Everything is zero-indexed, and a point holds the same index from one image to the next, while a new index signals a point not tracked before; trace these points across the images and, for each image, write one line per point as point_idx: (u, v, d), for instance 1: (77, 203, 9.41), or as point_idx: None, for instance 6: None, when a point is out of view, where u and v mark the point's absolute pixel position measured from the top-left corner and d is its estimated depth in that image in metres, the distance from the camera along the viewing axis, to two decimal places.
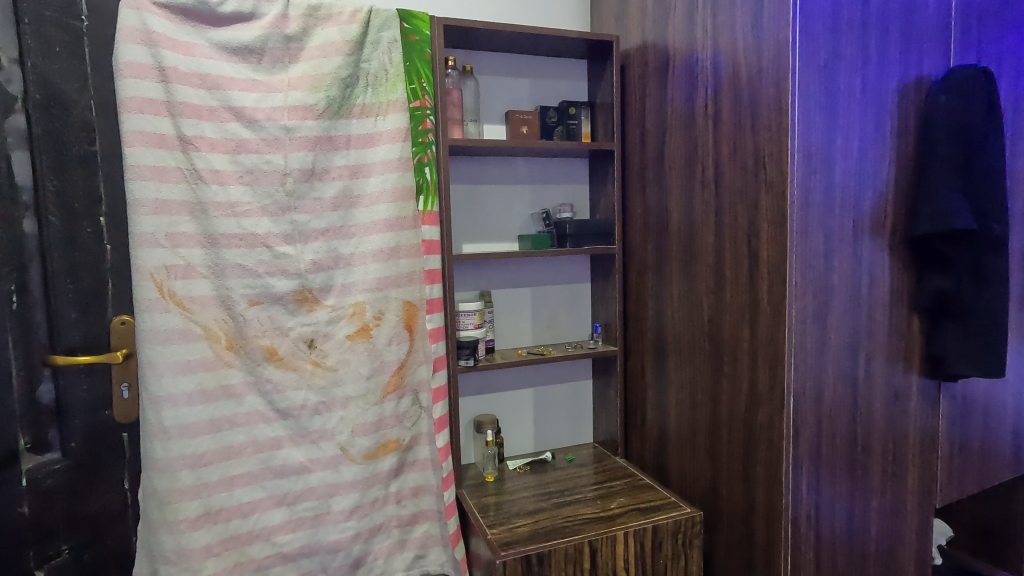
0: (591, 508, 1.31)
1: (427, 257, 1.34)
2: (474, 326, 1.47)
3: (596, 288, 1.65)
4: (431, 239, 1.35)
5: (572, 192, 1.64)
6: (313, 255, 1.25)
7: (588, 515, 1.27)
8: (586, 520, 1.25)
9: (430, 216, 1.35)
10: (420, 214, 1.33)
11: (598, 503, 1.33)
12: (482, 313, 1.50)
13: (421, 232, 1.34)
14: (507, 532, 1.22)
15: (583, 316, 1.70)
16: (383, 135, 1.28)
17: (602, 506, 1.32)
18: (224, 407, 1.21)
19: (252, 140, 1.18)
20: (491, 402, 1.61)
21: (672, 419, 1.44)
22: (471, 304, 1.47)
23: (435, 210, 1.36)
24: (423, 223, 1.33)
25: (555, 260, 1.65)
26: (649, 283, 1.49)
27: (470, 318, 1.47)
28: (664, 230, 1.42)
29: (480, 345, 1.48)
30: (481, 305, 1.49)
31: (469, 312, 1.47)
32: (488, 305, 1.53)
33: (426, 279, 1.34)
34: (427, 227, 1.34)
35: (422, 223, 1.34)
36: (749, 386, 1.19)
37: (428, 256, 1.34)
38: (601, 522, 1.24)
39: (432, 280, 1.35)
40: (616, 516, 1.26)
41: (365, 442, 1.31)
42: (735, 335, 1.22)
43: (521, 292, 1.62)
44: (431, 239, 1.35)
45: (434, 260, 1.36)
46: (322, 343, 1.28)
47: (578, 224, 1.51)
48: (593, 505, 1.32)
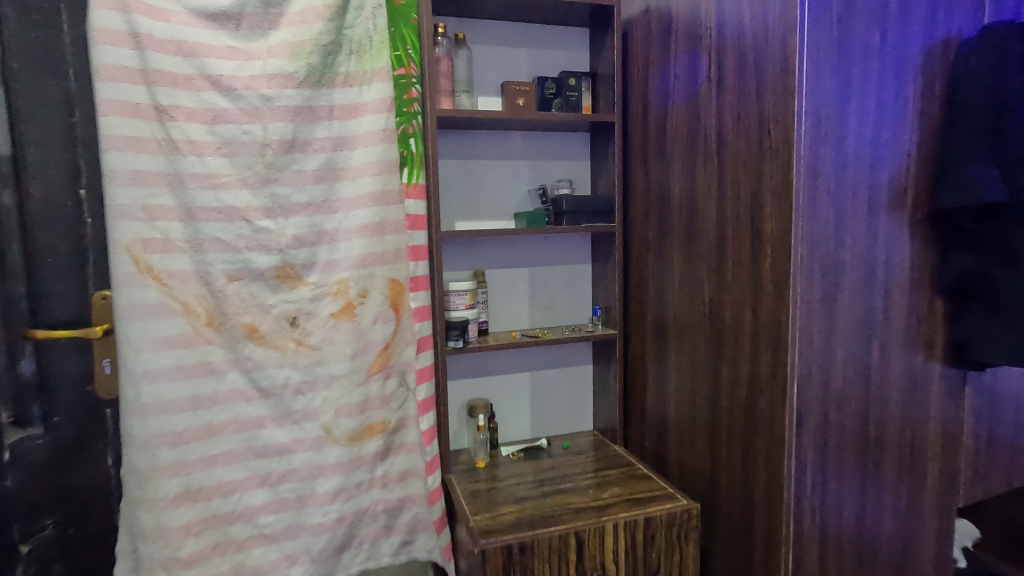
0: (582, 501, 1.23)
1: (410, 233, 1.31)
2: (466, 306, 1.43)
3: (597, 269, 1.58)
4: (416, 214, 1.32)
5: (572, 168, 1.57)
6: (295, 230, 1.21)
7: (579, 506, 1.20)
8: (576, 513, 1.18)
9: (415, 188, 1.32)
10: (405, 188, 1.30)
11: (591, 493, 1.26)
12: (475, 292, 1.45)
13: (406, 206, 1.30)
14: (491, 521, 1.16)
15: (584, 298, 1.63)
16: (367, 105, 1.23)
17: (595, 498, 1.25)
18: (206, 385, 1.19)
19: (230, 109, 1.14)
20: (486, 387, 1.55)
21: (672, 407, 1.36)
22: (462, 284, 1.43)
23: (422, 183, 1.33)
24: (408, 197, 1.30)
25: (554, 237, 1.58)
26: (651, 262, 1.41)
27: (462, 297, 1.42)
28: (665, 207, 1.34)
29: (472, 327, 1.44)
30: (473, 285, 1.44)
31: (461, 292, 1.42)
32: (481, 286, 1.48)
33: (407, 257, 1.30)
34: (411, 200, 1.31)
35: (406, 197, 1.30)
36: (750, 371, 1.11)
37: (412, 231, 1.31)
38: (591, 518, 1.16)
39: (414, 258, 1.31)
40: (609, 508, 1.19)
41: (350, 423, 1.28)
42: (736, 317, 1.14)
43: (518, 272, 1.56)
44: (416, 214, 1.32)
45: (420, 236, 1.33)
46: (304, 321, 1.24)
47: (575, 200, 1.42)
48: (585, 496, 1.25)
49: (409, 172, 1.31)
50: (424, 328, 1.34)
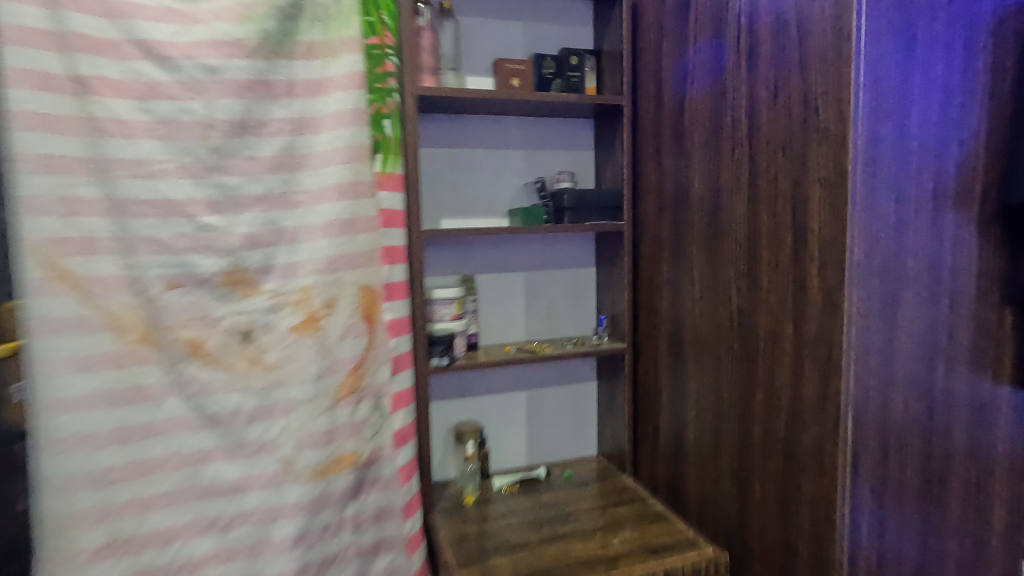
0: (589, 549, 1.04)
1: (384, 232, 1.13)
2: (452, 318, 1.24)
3: (602, 273, 1.40)
4: (392, 209, 1.14)
5: (574, 159, 1.38)
6: (247, 228, 1.02)
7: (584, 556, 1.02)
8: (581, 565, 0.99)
9: (391, 179, 1.14)
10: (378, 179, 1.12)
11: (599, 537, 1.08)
12: (463, 301, 1.26)
13: (380, 201, 1.12)
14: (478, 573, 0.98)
15: (587, 307, 1.44)
16: (334, 81, 1.05)
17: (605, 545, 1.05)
18: (138, 413, 0.99)
19: (166, 83, 0.95)
20: (476, 408, 1.36)
21: (691, 433, 1.18)
22: (449, 291, 1.23)
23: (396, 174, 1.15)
24: (382, 188, 1.12)
25: (553, 238, 1.39)
26: (665, 267, 1.23)
27: (448, 308, 1.24)
28: (683, 202, 1.16)
29: (460, 343, 1.25)
30: (460, 294, 1.25)
31: (447, 301, 1.23)
32: (470, 294, 1.29)
33: (381, 261, 1.12)
34: (385, 192, 1.13)
35: (379, 188, 1.12)
36: (791, 396, 0.92)
37: (386, 229, 1.13)
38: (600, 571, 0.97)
39: (388, 262, 1.14)
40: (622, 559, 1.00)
41: (314, 456, 1.08)
42: (773, 331, 0.95)
43: (513, 277, 1.37)
44: (391, 210, 1.14)
45: (397, 236, 1.15)
46: (259, 336, 1.05)
47: (577, 195, 1.25)
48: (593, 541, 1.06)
49: (383, 161, 1.13)
50: (403, 344, 1.16)
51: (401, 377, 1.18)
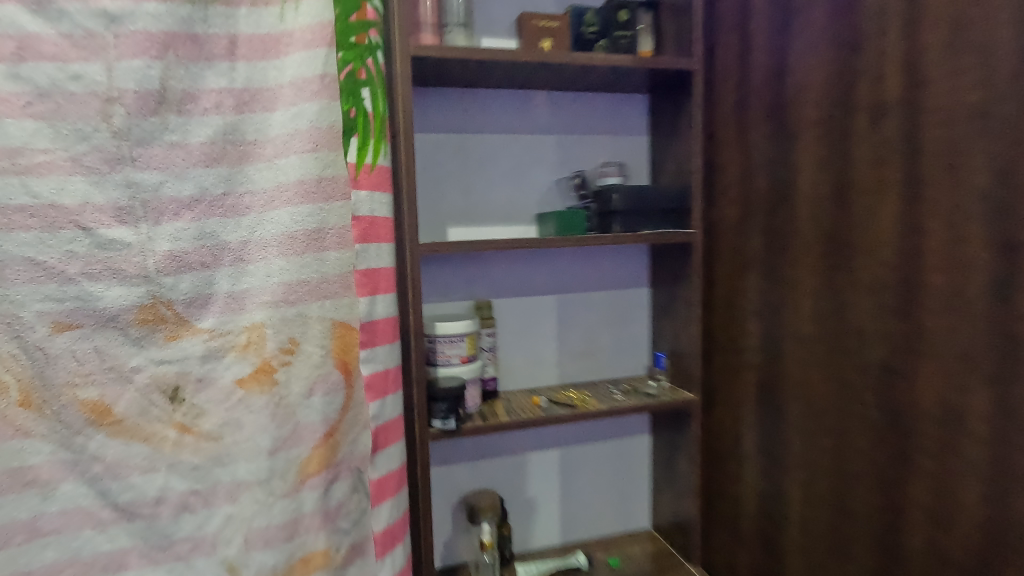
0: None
1: (358, 249, 0.80)
2: (461, 361, 0.91)
3: (659, 296, 1.07)
4: (376, 218, 0.81)
5: (623, 148, 1.06)
6: (171, 244, 0.73)
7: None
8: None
9: (375, 175, 0.80)
10: (349, 174, 0.78)
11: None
12: (476, 337, 0.94)
13: (360, 205, 0.80)
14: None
15: (638, 339, 1.11)
16: (294, 36, 0.74)
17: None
18: (20, 506, 0.70)
19: (46, 37, 0.66)
20: (496, 473, 1.05)
21: (795, 526, 0.84)
22: (458, 324, 0.91)
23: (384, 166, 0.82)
24: (352, 187, 0.79)
25: (595, 251, 1.07)
26: (757, 293, 0.89)
27: (455, 349, 0.91)
28: (787, 202, 0.82)
29: (473, 394, 0.92)
30: (473, 328, 0.93)
31: (454, 338, 0.91)
32: (485, 327, 0.98)
33: (358, 292, 0.80)
34: (358, 192, 0.79)
35: (357, 187, 0.79)
36: (984, 511, 0.58)
37: (363, 243, 0.80)
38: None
39: (366, 294, 0.80)
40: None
41: (268, 559, 0.78)
42: (947, 403, 0.61)
43: (542, 303, 1.05)
44: (375, 219, 0.81)
45: (382, 253, 0.82)
46: (192, 395, 0.76)
47: (630, 194, 0.92)
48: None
49: (358, 148, 0.79)
50: (393, 410, 0.85)
51: (387, 453, 0.85)
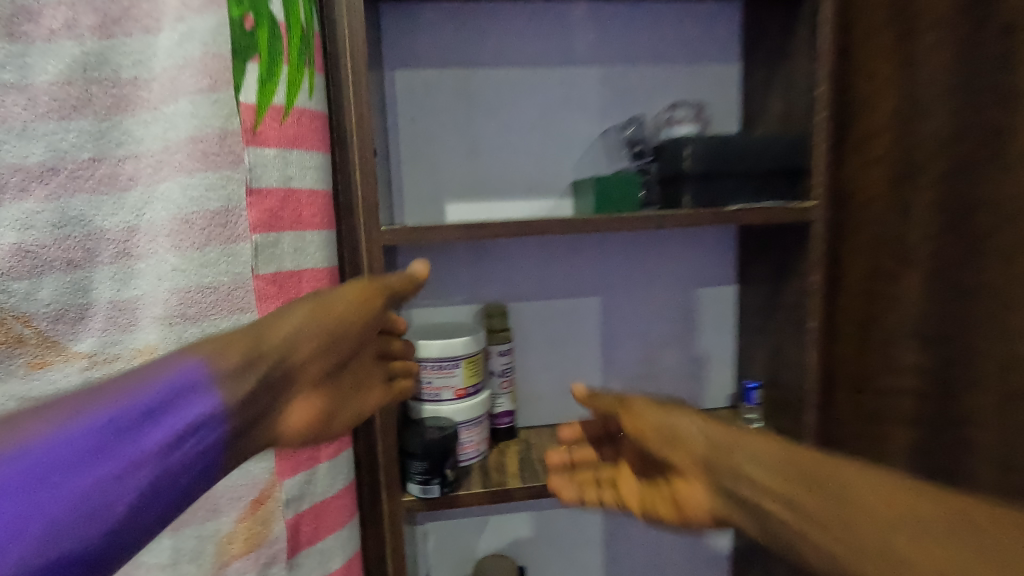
0: (690, 450, 0.48)
1: (260, 240, 0.52)
2: (456, 396, 0.64)
3: (752, 299, 0.74)
4: (297, 190, 0.54)
5: (699, 84, 0.73)
6: (19, 236, 0.49)
7: (788, 522, 0.40)
8: (754, 509, 0.43)
9: (296, 123, 0.54)
10: (243, 119, 0.51)
11: (750, 443, 0.45)
12: (480, 360, 0.66)
13: (279, 169, 0.53)
14: (284, 344, 0.45)
15: (719, 357, 0.80)
16: None
17: (692, 443, 0.48)
18: None
19: None
20: (517, 531, 0.81)
21: None
22: (451, 344, 0.63)
23: (305, 110, 0.54)
24: (247, 144, 0.51)
25: (655, 235, 0.76)
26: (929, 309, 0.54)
27: (448, 378, 0.63)
28: (995, 146, 0.47)
29: (475, 439, 0.65)
30: (474, 347, 0.65)
31: (445, 363, 0.63)
32: (496, 342, 0.71)
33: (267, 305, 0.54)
34: (255, 150, 0.51)
35: (268, 141, 0.52)
36: None
37: (272, 234, 0.53)
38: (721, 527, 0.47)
39: (278, 309, 0.54)
40: (838, 481, 0.40)
41: None
42: None
43: (578, 307, 0.76)
44: (297, 192, 0.55)
45: (315, 246, 0.56)
46: None
47: (710, 148, 0.59)
48: (717, 449, 0.46)
49: (259, 77, 0.51)
50: (330, 484, 0.58)
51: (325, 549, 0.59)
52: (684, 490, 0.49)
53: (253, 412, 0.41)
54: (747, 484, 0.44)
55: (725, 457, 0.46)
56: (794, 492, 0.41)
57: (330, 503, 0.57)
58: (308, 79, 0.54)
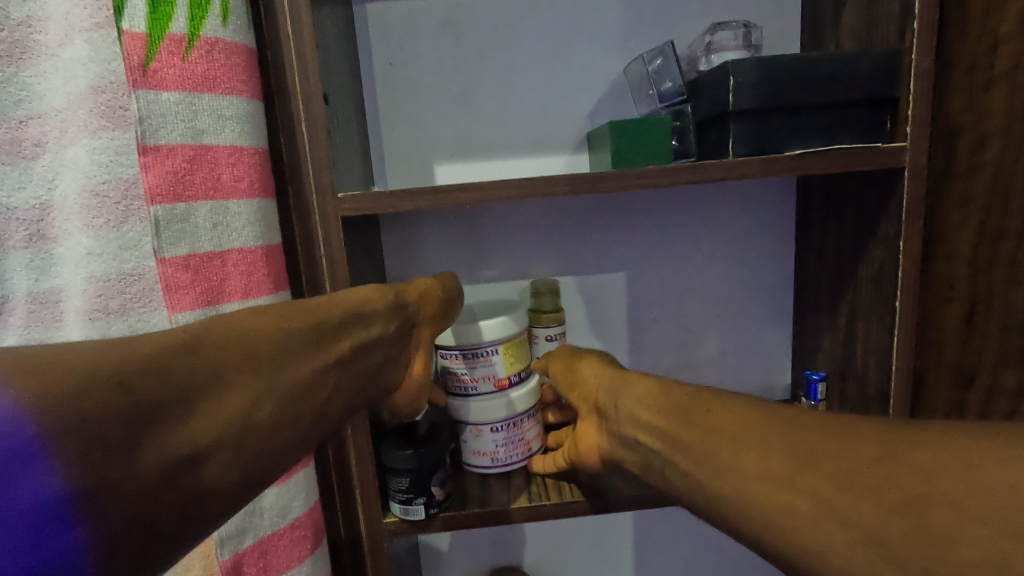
0: (583, 391, 0.50)
1: (161, 214, 0.39)
2: (496, 387, 0.51)
3: (814, 269, 0.60)
4: (218, 151, 0.41)
5: (747, 1, 0.57)
6: None
7: (663, 452, 0.39)
8: (633, 442, 0.43)
9: (207, 64, 0.40)
10: (129, 54, 0.37)
11: (635, 383, 0.45)
12: (522, 343, 0.52)
13: (186, 125, 0.40)
14: (388, 305, 0.44)
15: (772, 341, 0.66)
16: None
17: (589, 384, 0.49)
18: None
19: None
20: (536, 537, 0.72)
21: None
22: (480, 325, 0.50)
23: (215, 41, 0.40)
24: (133, 87, 0.38)
25: (692, 193, 0.62)
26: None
27: (484, 368, 0.51)
28: None
29: (524, 437, 0.54)
30: (513, 327, 0.51)
31: (477, 349, 0.50)
32: (544, 325, 0.58)
33: (180, 293, 0.41)
34: (145, 95, 0.38)
35: (167, 84, 0.39)
36: None
37: (181, 205, 0.40)
38: (610, 467, 0.48)
39: (193, 303, 0.41)
40: (704, 410, 0.37)
41: None
42: None
43: (599, 285, 0.64)
44: (218, 151, 0.41)
45: (243, 219, 0.42)
46: None
47: (767, 74, 0.45)
48: (608, 387, 0.47)
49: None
50: (283, 511, 0.46)
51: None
52: (579, 429, 0.50)
53: (376, 360, 0.43)
54: (629, 422, 0.43)
55: (616, 396, 0.45)
56: (670, 428, 0.38)
57: (279, 538, 0.46)
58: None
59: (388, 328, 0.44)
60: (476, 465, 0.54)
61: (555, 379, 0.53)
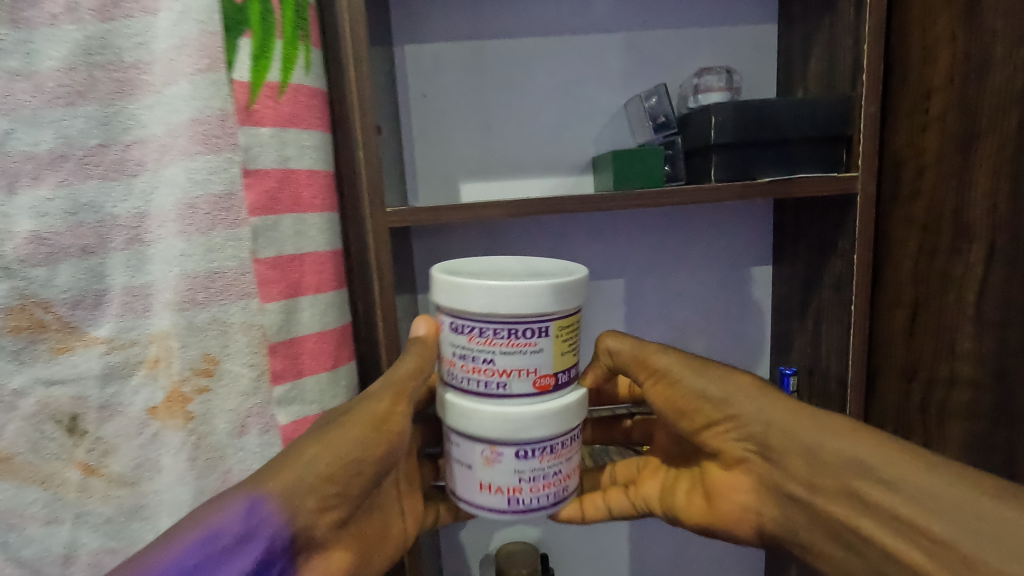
0: (741, 433, 0.49)
1: (259, 224, 0.53)
2: (530, 378, 0.45)
3: (788, 278, 0.69)
4: (299, 172, 0.55)
5: (731, 48, 0.67)
6: (37, 224, 0.49)
7: (895, 548, 0.39)
8: (838, 519, 0.43)
9: (292, 103, 0.53)
10: (237, 97, 0.51)
11: (835, 443, 0.43)
12: (574, 326, 0.47)
13: (277, 152, 0.53)
14: (294, 487, 0.42)
15: (755, 340, 0.75)
16: None
17: (746, 428, 0.48)
18: None
19: None
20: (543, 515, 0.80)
21: None
22: (532, 300, 0.43)
23: (300, 87, 0.54)
24: (241, 124, 0.51)
25: (684, 211, 0.71)
26: (991, 291, 0.49)
27: (526, 354, 0.44)
28: None
29: (558, 470, 0.49)
30: (572, 305, 0.46)
31: (525, 330, 0.44)
32: None
33: (270, 288, 0.54)
34: (250, 130, 0.51)
35: (263, 118, 0.52)
36: None
37: (271, 217, 0.54)
38: (749, 528, 0.51)
39: (280, 293, 0.55)
40: (966, 512, 0.36)
41: None
42: None
43: (600, 289, 0.73)
44: (297, 174, 0.55)
45: (317, 228, 0.57)
46: (94, 425, 0.53)
47: (741, 115, 0.54)
48: (786, 438, 0.46)
49: (253, 55, 0.51)
50: None
51: None
52: (724, 484, 0.52)
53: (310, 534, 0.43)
54: (835, 492, 0.43)
55: (810, 455, 0.44)
56: (927, 528, 0.37)
57: None
58: (303, 55, 0.54)
59: (306, 502, 0.42)
60: (490, 506, 0.48)
61: (657, 399, 0.54)
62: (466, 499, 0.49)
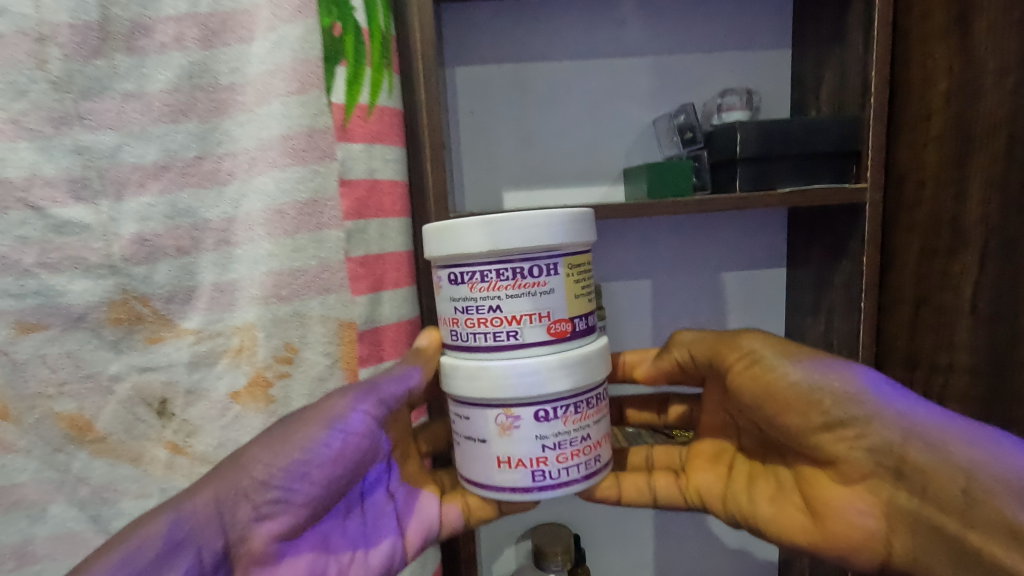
0: (876, 449, 0.49)
1: (352, 227, 0.60)
2: (539, 321, 0.48)
3: (801, 279, 0.76)
4: (382, 182, 0.62)
5: (749, 71, 0.74)
6: (141, 227, 0.56)
7: None
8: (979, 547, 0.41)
9: (379, 122, 0.61)
10: (334, 116, 0.58)
11: (1003, 468, 0.42)
12: (582, 272, 0.51)
13: (362, 165, 0.60)
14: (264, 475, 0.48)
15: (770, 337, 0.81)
16: None
17: (883, 444, 0.48)
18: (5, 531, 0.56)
19: None
20: (572, 499, 0.86)
21: None
22: (540, 237, 0.47)
23: (385, 108, 0.62)
24: (339, 139, 0.59)
25: (705, 217, 0.78)
26: (984, 289, 0.56)
27: (535, 296, 0.48)
28: None
29: (582, 434, 0.51)
30: (578, 245, 0.50)
31: (531, 270, 0.48)
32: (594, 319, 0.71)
33: (357, 285, 0.61)
34: (345, 146, 0.59)
35: (355, 135, 0.60)
36: None
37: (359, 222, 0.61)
38: (862, 556, 0.49)
39: (367, 288, 0.62)
40: None
41: None
42: None
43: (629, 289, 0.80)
44: (379, 183, 0.62)
45: (396, 231, 0.64)
46: (182, 408, 0.59)
47: (763, 133, 0.61)
48: (941, 460, 0.45)
49: (347, 80, 0.59)
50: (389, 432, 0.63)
51: None
52: (841, 501, 0.51)
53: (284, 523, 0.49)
54: (984, 518, 0.42)
55: (967, 479, 0.43)
56: None
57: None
58: (387, 80, 0.62)
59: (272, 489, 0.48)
60: (514, 479, 0.50)
61: (750, 380, 0.56)
62: (488, 471, 0.51)
